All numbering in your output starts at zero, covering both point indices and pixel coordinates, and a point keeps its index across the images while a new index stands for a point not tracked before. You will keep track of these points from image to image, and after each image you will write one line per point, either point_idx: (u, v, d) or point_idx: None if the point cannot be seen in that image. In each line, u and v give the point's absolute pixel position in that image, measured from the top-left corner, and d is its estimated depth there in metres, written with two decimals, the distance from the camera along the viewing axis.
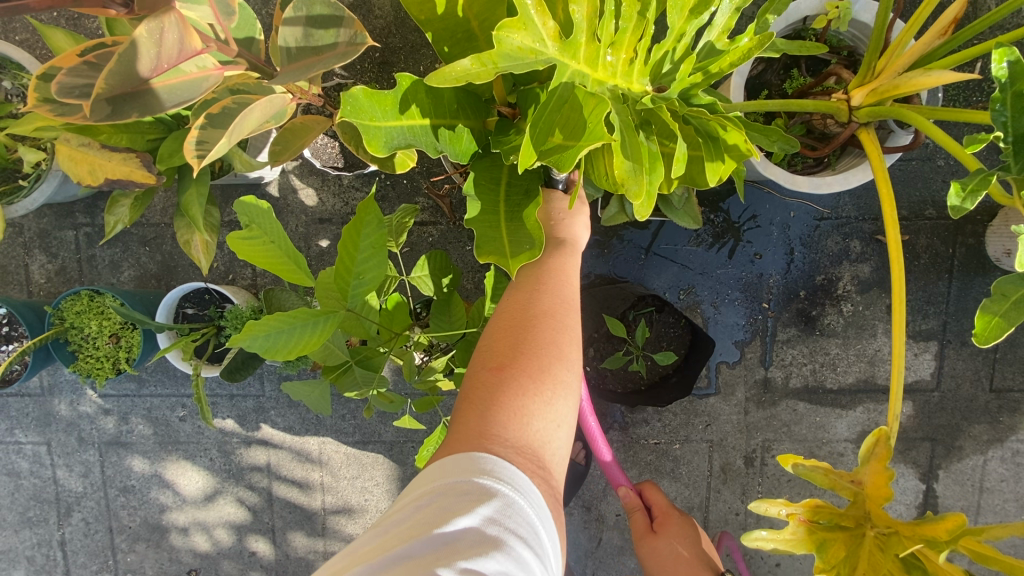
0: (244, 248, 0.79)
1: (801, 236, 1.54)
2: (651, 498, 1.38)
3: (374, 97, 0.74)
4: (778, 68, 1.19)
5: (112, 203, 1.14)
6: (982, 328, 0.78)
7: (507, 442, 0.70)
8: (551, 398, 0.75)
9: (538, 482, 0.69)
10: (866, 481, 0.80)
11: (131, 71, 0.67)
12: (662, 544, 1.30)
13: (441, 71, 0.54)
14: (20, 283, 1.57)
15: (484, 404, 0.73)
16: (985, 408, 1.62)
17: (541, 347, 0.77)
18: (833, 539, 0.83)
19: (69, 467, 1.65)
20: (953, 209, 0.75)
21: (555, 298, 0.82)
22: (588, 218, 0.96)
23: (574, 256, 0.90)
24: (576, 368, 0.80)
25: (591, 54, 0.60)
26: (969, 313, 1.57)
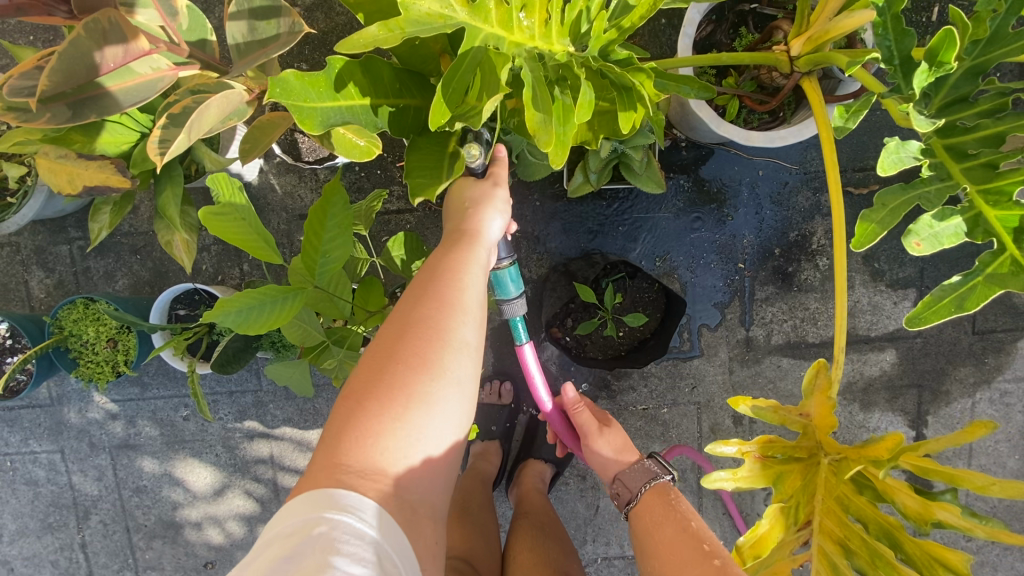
0: (218, 226, 0.84)
1: (771, 194, 1.57)
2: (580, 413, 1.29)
3: (306, 79, 0.75)
4: (727, 28, 1.22)
5: (95, 211, 1.20)
6: (860, 234, 0.81)
7: (355, 466, 0.74)
8: (402, 413, 0.76)
9: (375, 498, 0.73)
10: (813, 413, 0.86)
11: (75, 68, 0.74)
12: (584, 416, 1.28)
13: (349, 38, 0.57)
14: (21, 299, 1.64)
15: (352, 409, 0.77)
16: (969, 351, 1.63)
17: (418, 347, 0.80)
18: (788, 470, 0.88)
19: (83, 472, 1.73)
20: (837, 130, 0.78)
21: (472, 277, 0.86)
22: (499, 205, 0.94)
23: (470, 250, 0.89)
24: (459, 386, 0.82)
25: (501, 16, 0.63)
26: (945, 258, 1.59)
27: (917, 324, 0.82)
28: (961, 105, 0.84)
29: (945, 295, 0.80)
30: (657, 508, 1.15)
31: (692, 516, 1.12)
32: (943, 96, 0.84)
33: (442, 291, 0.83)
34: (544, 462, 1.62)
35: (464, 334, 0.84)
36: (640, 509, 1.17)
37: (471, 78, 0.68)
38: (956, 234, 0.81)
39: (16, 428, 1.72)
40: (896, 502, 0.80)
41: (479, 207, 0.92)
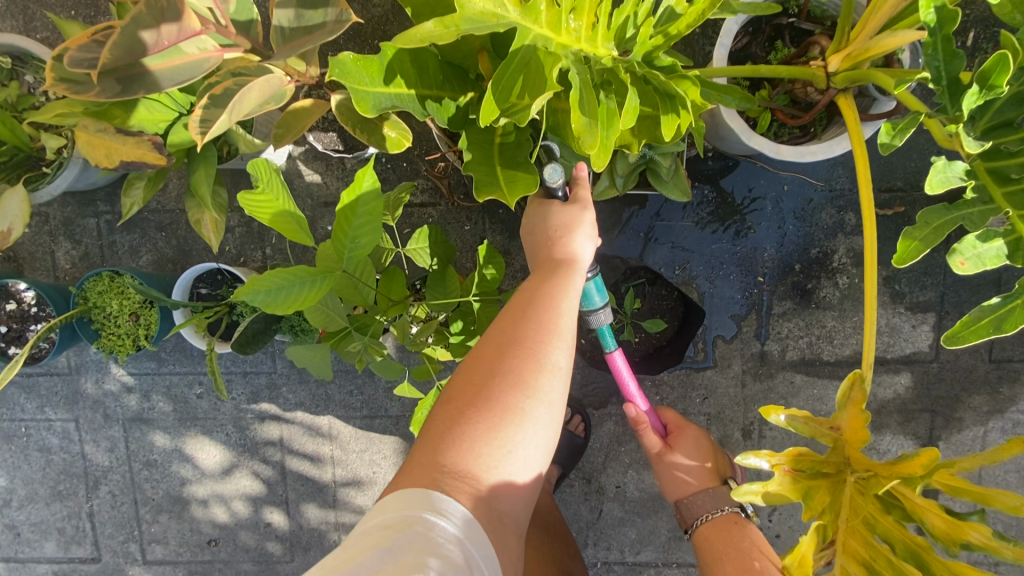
0: (254, 207, 0.86)
1: (795, 210, 1.57)
2: (664, 414, 1.39)
3: (362, 62, 0.78)
4: (763, 41, 1.22)
5: (128, 185, 1.22)
6: (902, 250, 0.84)
7: (451, 469, 0.77)
8: (497, 425, 0.79)
9: (469, 508, 0.75)
10: (844, 427, 0.82)
11: (134, 44, 0.75)
12: (651, 436, 1.33)
13: (407, 31, 0.58)
14: (47, 268, 1.67)
15: (450, 416, 0.80)
16: (985, 379, 1.62)
17: (514, 363, 0.82)
18: (816, 486, 0.86)
19: (96, 442, 1.76)
20: (883, 147, 0.77)
21: (567, 301, 0.88)
22: (592, 225, 0.95)
23: (569, 275, 0.91)
24: (551, 403, 0.83)
25: (552, 17, 0.64)
26: (968, 284, 1.57)
27: (956, 342, 0.89)
28: (1005, 130, 0.84)
29: (983, 315, 0.87)
30: (719, 535, 1.21)
31: (759, 555, 1.14)
32: (985, 122, 0.84)
33: (539, 312, 0.85)
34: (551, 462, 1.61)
35: (558, 355, 0.85)
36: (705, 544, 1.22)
37: (519, 78, 0.69)
38: (998, 255, 0.82)
39: (33, 395, 1.75)
40: (923, 521, 0.80)
41: (572, 232, 0.94)
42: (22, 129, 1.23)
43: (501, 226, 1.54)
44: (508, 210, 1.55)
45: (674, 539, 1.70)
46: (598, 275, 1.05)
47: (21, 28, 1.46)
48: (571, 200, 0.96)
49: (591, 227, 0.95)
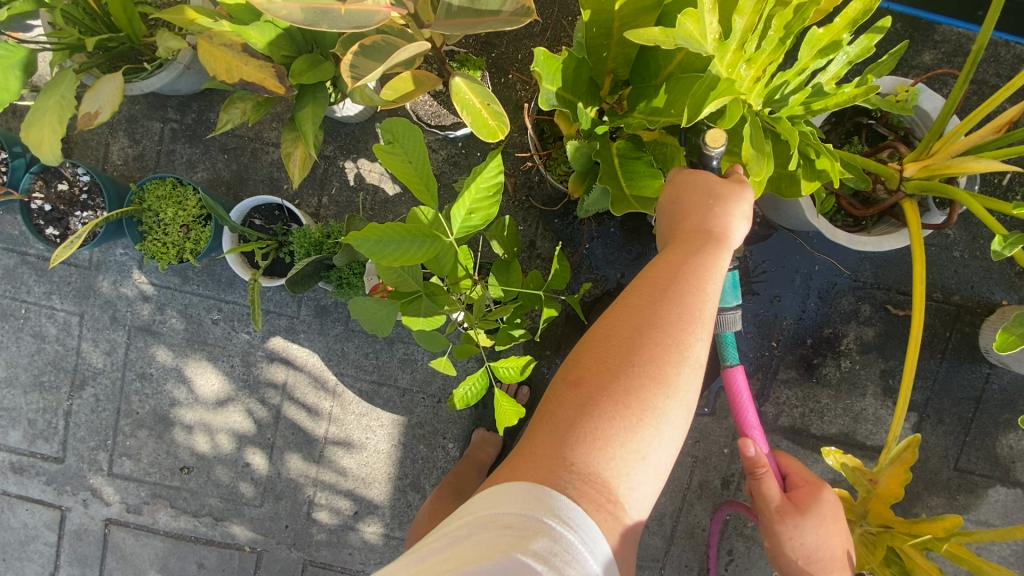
0: (387, 162, 0.92)
1: (819, 289, 1.69)
2: (787, 465, 1.16)
3: (548, 60, 0.90)
4: (842, 132, 1.33)
5: (229, 103, 1.25)
6: (1003, 340, 1.07)
7: (581, 468, 0.74)
8: (633, 425, 0.76)
9: (600, 515, 0.73)
10: (881, 482, 1.08)
11: None
12: (771, 483, 1.05)
13: (638, 31, 0.72)
14: (97, 159, 1.65)
15: (580, 409, 0.77)
16: (946, 484, 1.76)
17: (656, 357, 0.79)
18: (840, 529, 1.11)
19: (95, 342, 1.72)
20: (994, 252, 0.98)
21: (714, 288, 0.83)
22: (750, 206, 0.88)
23: (719, 257, 0.84)
24: (685, 406, 0.81)
25: (734, 59, 0.79)
26: (949, 394, 1.73)
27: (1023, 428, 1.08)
28: None
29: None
30: None
31: None
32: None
33: (684, 302, 0.81)
34: None
35: (699, 352, 0.82)
36: None
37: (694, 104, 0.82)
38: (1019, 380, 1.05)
39: (44, 280, 1.71)
40: None
41: (727, 210, 0.87)
42: (139, 24, 1.24)
43: (553, 234, 1.61)
44: (564, 221, 1.61)
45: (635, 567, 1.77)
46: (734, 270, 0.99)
47: None
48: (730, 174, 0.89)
49: (746, 207, 0.88)
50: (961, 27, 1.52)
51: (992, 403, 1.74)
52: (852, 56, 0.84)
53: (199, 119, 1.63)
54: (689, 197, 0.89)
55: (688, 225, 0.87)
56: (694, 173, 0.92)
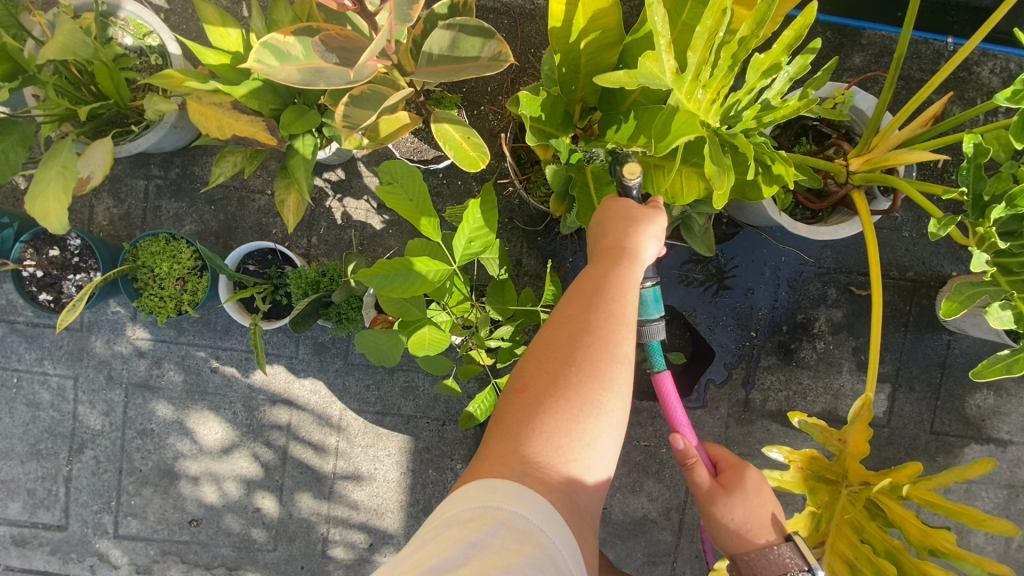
0: (388, 201, 0.98)
1: (788, 278, 1.82)
2: (713, 450, 1.06)
3: (531, 101, 0.99)
4: (790, 135, 1.46)
5: (221, 157, 1.30)
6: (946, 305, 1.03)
7: (532, 458, 0.79)
8: (577, 417, 0.80)
9: (552, 501, 0.77)
10: (849, 440, 0.98)
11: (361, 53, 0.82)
12: (702, 472, 0.98)
13: (603, 76, 0.78)
14: (82, 221, 1.67)
15: (526, 409, 0.82)
16: (925, 447, 1.89)
17: (588, 355, 0.83)
18: (817, 488, 1.02)
19: (92, 404, 1.71)
20: (930, 234, 1.05)
21: (632, 294, 0.87)
22: (661, 222, 0.95)
23: (634, 267, 0.89)
24: (624, 397, 0.84)
25: (691, 88, 0.83)
26: (917, 363, 1.87)
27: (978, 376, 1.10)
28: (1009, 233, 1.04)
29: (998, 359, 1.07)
30: None
31: None
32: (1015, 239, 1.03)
33: (607, 306, 0.85)
34: None
35: (626, 351, 0.85)
36: None
37: None
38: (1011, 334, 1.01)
39: (34, 346, 1.70)
40: (901, 529, 0.92)
41: (642, 223, 0.93)
42: (125, 89, 1.29)
43: (537, 252, 1.69)
44: (546, 238, 1.70)
45: (649, 564, 1.83)
46: (656, 284, 0.98)
47: None
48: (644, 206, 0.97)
49: (660, 225, 0.95)
50: (883, 30, 1.69)
51: (957, 368, 1.88)
52: (795, 73, 0.88)
53: (183, 174, 1.67)
54: (609, 219, 0.95)
55: (606, 241, 0.93)
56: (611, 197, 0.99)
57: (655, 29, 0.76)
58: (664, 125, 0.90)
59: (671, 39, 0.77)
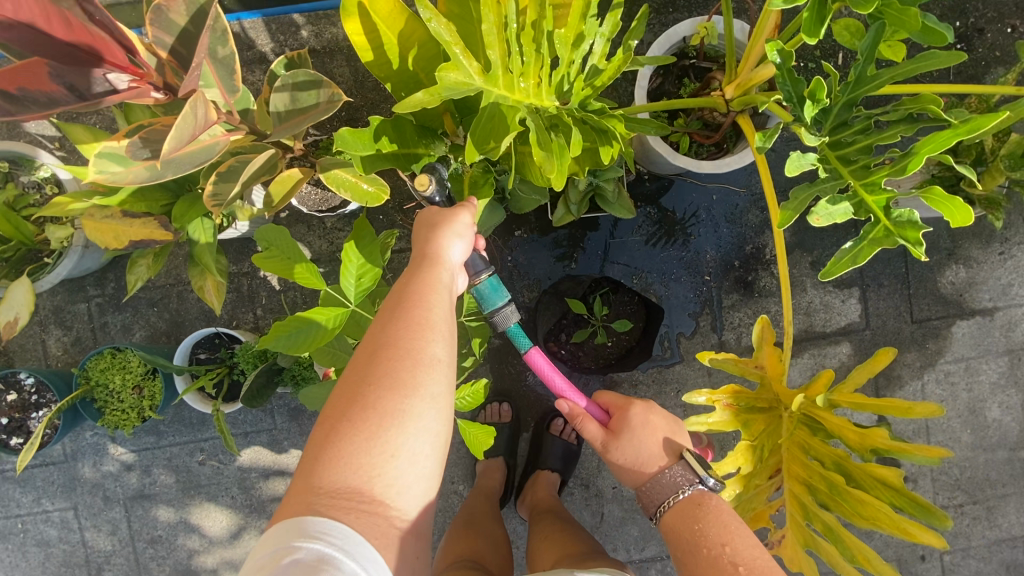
0: (270, 266, 1.01)
1: (726, 214, 1.81)
2: (604, 400, 1.24)
3: (356, 135, 0.98)
4: (673, 79, 1.47)
5: (133, 263, 1.33)
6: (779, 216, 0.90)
7: (330, 487, 0.73)
8: (376, 431, 0.76)
9: (354, 526, 0.71)
10: (766, 365, 1.07)
11: (177, 135, 0.81)
12: (591, 424, 1.18)
13: (403, 103, 0.75)
14: (38, 357, 1.71)
15: (324, 436, 0.77)
16: (912, 338, 1.86)
17: (388, 364, 0.80)
18: (754, 418, 1.10)
19: (97, 527, 1.75)
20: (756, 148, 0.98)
21: (434, 296, 0.88)
22: (461, 225, 0.99)
23: (436, 272, 0.92)
24: (433, 401, 0.81)
25: (505, 81, 0.82)
26: (878, 259, 1.85)
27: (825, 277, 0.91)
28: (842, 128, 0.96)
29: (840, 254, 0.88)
30: (687, 526, 1.02)
31: (728, 532, 0.97)
32: (830, 121, 0.95)
33: (406, 312, 0.85)
34: (552, 471, 1.71)
35: (435, 352, 0.84)
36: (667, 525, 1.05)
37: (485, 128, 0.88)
38: (844, 214, 0.90)
39: (28, 488, 1.73)
40: (839, 436, 1.01)
41: (441, 230, 0.97)
42: (26, 226, 1.32)
43: None
44: None
45: None
46: (492, 274, 1.06)
47: (11, 134, 1.58)
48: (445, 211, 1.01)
49: (461, 228, 0.99)
50: None
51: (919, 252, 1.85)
52: (607, 32, 0.86)
53: (119, 286, 1.70)
54: (416, 233, 0.99)
55: (412, 254, 0.96)
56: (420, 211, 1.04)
57: (443, 41, 0.75)
58: (494, 121, 0.89)
59: (464, 46, 0.76)
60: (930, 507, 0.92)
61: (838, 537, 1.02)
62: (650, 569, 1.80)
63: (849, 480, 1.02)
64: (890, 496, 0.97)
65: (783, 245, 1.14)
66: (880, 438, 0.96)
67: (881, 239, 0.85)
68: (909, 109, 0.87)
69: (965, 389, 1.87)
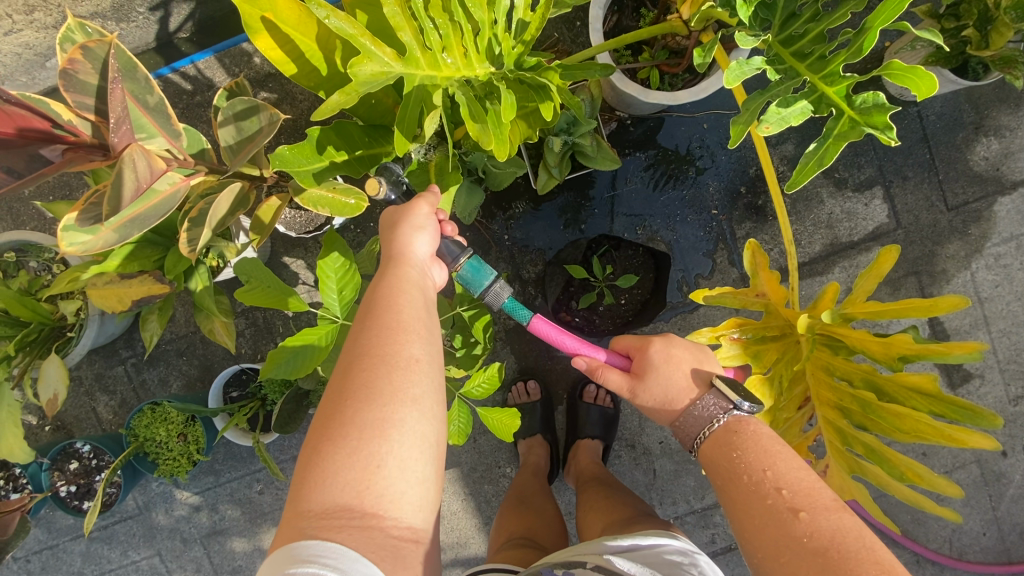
0: (253, 299, 1.01)
1: (721, 141, 1.71)
2: (622, 343, 1.17)
3: (296, 149, 0.98)
4: (630, 13, 1.37)
5: (144, 320, 1.38)
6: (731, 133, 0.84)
7: (319, 508, 0.73)
8: (357, 443, 0.76)
9: (347, 543, 0.70)
10: (766, 291, 1.11)
11: (118, 193, 0.81)
12: (613, 375, 1.11)
13: (320, 110, 0.74)
14: (93, 424, 1.81)
15: (308, 458, 0.77)
16: (951, 227, 1.72)
17: (362, 375, 0.81)
18: (767, 348, 1.13)
19: (183, 567, 1.86)
20: (699, 68, 0.92)
21: (403, 298, 0.89)
22: (421, 221, 0.98)
23: (403, 272, 0.93)
24: (414, 403, 0.81)
25: (428, 60, 0.79)
26: (897, 152, 1.70)
27: (791, 188, 0.82)
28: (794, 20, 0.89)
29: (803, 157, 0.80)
30: (724, 459, 0.96)
31: (768, 462, 0.91)
32: (778, 16, 0.89)
33: (376, 319, 0.86)
34: (592, 439, 1.69)
35: (411, 353, 0.85)
36: (709, 468, 0.99)
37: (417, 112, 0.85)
38: (804, 113, 0.81)
39: (115, 543, 1.86)
40: (864, 350, 1.02)
41: (402, 229, 0.97)
42: (41, 307, 1.39)
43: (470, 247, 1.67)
44: (471, 230, 1.69)
45: None
46: (470, 257, 1.03)
47: (15, 222, 1.66)
48: (403, 208, 1.01)
49: (421, 224, 0.98)
50: None
51: (941, 134, 1.70)
52: None
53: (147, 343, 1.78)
54: (382, 238, 1.00)
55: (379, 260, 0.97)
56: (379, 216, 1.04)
57: (349, 35, 0.72)
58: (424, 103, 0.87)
59: (371, 35, 0.73)
60: (975, 409, 0.90)
61: (881, 457, 1.02)
62: (713, 516, 1.77)
63: (882, 396, 1.02)
64: (928, 404, 0.96)
65: (771, 170, 1.15)
66: (903, 343, 0.96)
67: (847, 131, 0.77)
68: None
69: (1021, 270, 1.73)
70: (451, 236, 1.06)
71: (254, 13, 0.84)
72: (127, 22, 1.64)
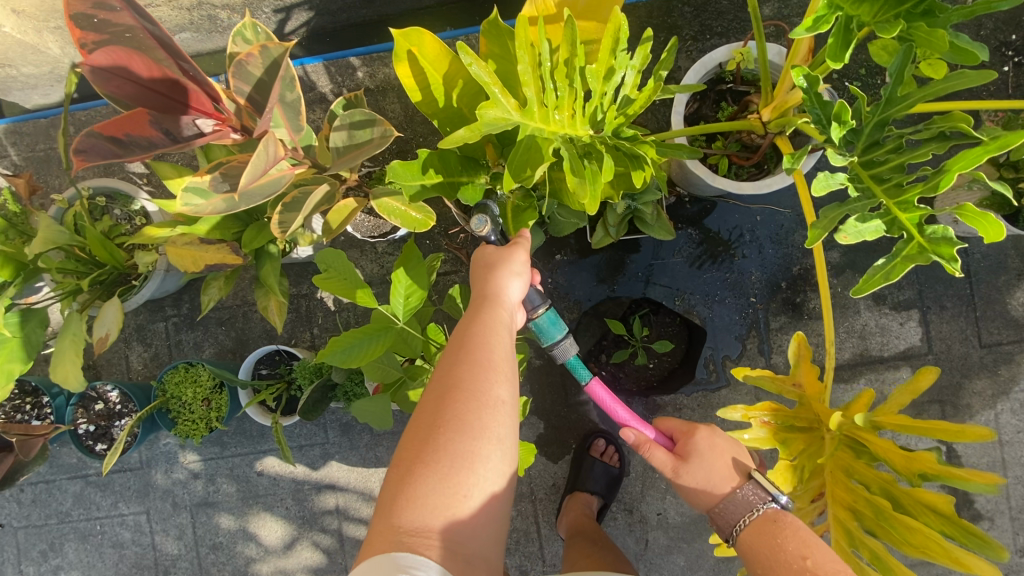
0: (326, 287, 1.09)
1: (771, 235, 1.78)
2: (666, 426, 1.29)
3: (405, 166, 1.07)
4: (710, 103, 1.49)
5: (207, 285, 1.47)
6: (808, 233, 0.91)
7: (410, 528, 0.81)
8: (447, 472, 0.84)
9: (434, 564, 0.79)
10: (802, 382, 1.15)
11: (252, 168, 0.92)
12: (658, 453, 1.21)
13: (448, 139, 0.83)
14: (122, 371, 1.88)
15: (401, 478, 0.85)
16: (981, 363, 1.75)
17: (456, 408, 0.89)
18: (794, 437, 1.17)
19: (166, 531, 1.88)
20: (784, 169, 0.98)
21: (495, 339, 0.97)
22: (516, 266, 1.07)
23: (496, 313, 1.01)
24: (499, 441, 0.89)
25: (542, 115, 0.89)
26: (938, 279, 1.75)
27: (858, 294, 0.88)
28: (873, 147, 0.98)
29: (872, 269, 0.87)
30: (762, 543, 1.05)
31: (806, 548, 1.00)
32: (861, 141, 0.97)
33: (471, 356, 0.94)
34: (590, 493, 1.69)
35: (499, 392, 0.92)
36: (747, 556, 1.06)
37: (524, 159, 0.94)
38: (877, 232, 0.91)
39: (108, 492, 1.89)
40: (886, 460, 1.04)
41: (499, 272, 1.05)
42: (118, 253, 1.49)
43: None
44: None
45: (722, 562, 1.75)
46: (549, 308, 1.11)
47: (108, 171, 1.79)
48: (501, 250, 1.09)
49: (516, 268, 1.07)
50: None
51: (984, 272, 1.75)
52: (636, 65, 0.93)
53: (193, 306, 1.87)
54: (477, 275, 1.08)
55: (473, 297, 1.05)
56: (474, 253, 1.12)
57: (483, 82, 0.82)
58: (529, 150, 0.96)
59: (502, 85, 0.83)
60: (985, 537, 0.93)
61: (886, 566, 1.03)
62: None
63: (897, 507, 1.05)
64: (940, 523, 0.98)
65: (822, 262, 1.18)
66: (927, 461, 0.99)
67: (915, 255, 0.85)
68: (941, 127, 0.90)
69: None
70: (534, 283, 1.15)
71: (401, 45, 0.95)
72: (255, 19, 1.82)
